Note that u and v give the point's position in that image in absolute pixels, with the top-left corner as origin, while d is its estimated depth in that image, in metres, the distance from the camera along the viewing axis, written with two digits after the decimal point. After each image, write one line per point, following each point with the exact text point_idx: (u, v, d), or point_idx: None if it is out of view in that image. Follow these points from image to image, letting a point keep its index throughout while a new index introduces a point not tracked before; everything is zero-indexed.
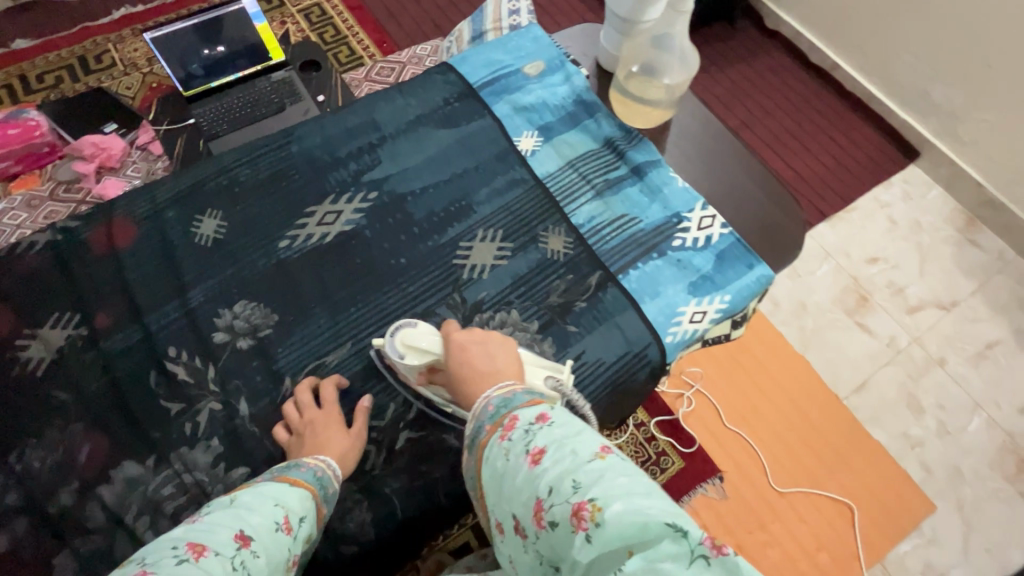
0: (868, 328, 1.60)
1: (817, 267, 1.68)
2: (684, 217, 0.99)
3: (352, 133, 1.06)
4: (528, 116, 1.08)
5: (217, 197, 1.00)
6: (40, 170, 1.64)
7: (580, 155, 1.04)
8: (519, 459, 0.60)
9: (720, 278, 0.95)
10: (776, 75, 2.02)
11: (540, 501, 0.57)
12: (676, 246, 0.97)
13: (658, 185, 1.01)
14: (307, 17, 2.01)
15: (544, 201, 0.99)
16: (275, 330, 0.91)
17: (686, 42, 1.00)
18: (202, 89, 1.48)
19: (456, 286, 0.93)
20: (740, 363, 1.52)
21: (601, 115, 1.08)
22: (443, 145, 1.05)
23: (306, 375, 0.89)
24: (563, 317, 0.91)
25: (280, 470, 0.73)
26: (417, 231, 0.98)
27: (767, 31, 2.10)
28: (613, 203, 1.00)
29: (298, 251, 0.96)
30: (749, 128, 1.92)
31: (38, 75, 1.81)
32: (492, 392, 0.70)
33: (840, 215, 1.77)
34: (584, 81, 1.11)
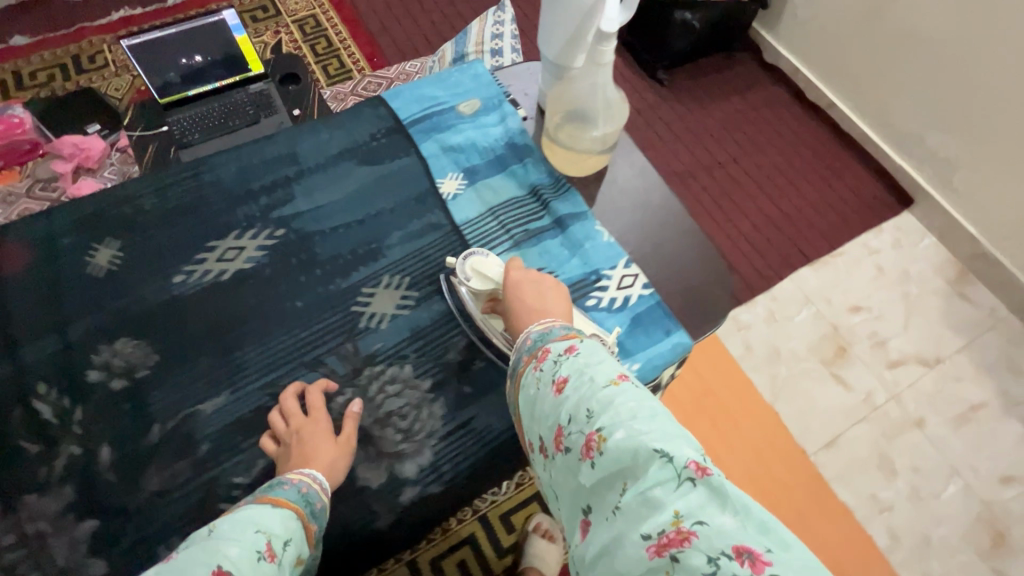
0: (843, 380, 1.53)
1: (795, 313, 1.62)
2: (604, 275, 0.96)
3: (268, 166, 1.05)
4: (455, 157, 1.07)
5: (116, 228, 0.99)
6: (20, 168, 1.64)
7: (503, 203, 1.02)
8: (546, 388, 0.67)
9: (631, 344, 0.91)
10: (770, 109, 1.97)
11: (559, 429, 0.63)
12: (589, 305, 0.94)
13: (580, 238, 0.99)
14: (301, 27, 2.01)
15: (457, 249, 0.99)
16: (153, 370, 0.89)
17: (609, 90, 0.93)
18: (178, 96, 1.47)
19: (351, 334, 0.92)
20: (704, 408, 1.46)
21: (529, 160, 1.06)
22: (360, 186, 1.04)
23: (181, 419, 0.86)
24: (460, 376, 0.91)
25: (263, 489, 0.69)
26: (319, 273, 0.97)
27: (766, 65, 2.06)
28: (530, 254, 0.97)
29: (194, 287, 0.95)
30: (736, 163, 1.87)
31: (32, 72, 1.84)
32: (531, 327, 0.76)
33: (824, 260, 1.71)
34: (520, 123, 1.09)
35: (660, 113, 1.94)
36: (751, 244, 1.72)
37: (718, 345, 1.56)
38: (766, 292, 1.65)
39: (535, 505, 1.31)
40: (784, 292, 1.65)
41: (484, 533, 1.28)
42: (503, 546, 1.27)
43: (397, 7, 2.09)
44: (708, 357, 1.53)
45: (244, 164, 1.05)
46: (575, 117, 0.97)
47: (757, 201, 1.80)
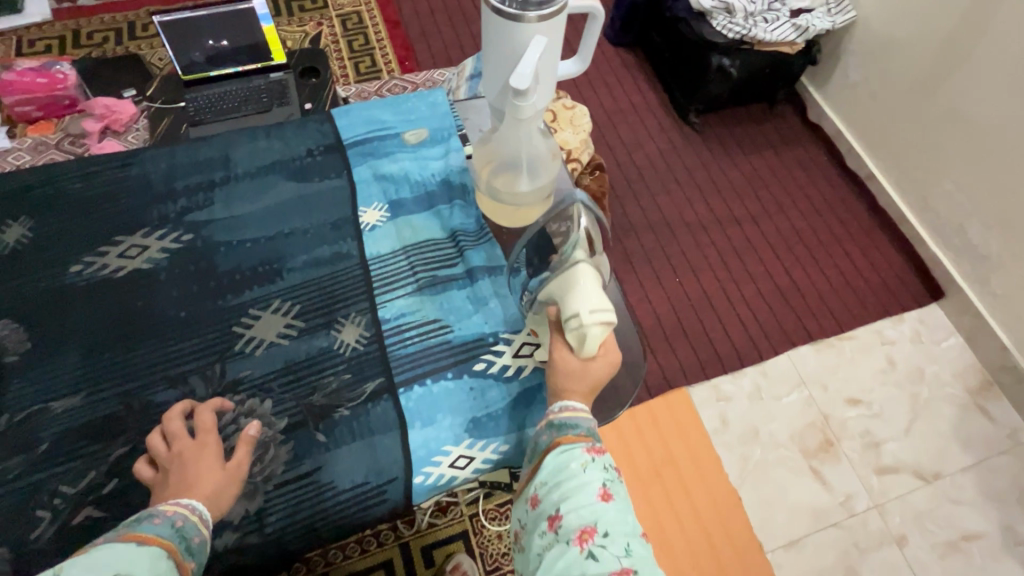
0: (822, 477, 1.41)
1: (784, 394, 1.50)
2: (501, 339, 0.88)
3: (198, 166, 1.02)
4: (385, 186, 1.01)
5: (38, 206, 0.99)
6: (58, 120, 1.73)
7: (418, 242, 0.96)
8: (593, 483, 0.67)
9: (509, 422, 0.83)
10: (804, 171, 1.86)
11: (591, 529, 0.64)
12: (477, 369, 0.86)
13: (487, 294, 0.91)
14: (343, 22, 2.05)
15: (358, 284, 0.93)
16: (20, 358, 0.87)
17: (537, 142, 0.84)
18: (201, 76, 1.53)
19: (223, 355, 0.87)
20: (660, 475, 1.38)
21: (459, 203, 0.99)
22: (278, 202, 1.00)
23: (30, 413, 0.84)
24: (317, 421, 0.83)
25: (129, 524, 0.63)
26: (212, 285, 0.93)
27: (808, 123, 1.94)
28: (429, 303, 0.91)
29: (92, 279, 0.93)
30: (756, 223, 1.76)
31: (89, 33, 1.93)
32: (584, 412, 0.75)
33: (830, 342, 1.58)
34: (462, 161, 1.03)
35: (683, 158, 1.85)
36: (751, 312, 1.61)
37: (691, 413, 1.46)
38: (757, 365, 1.54)
39: (460, 544, 1.26)
40: (778, 368, 1.54)
41: (401, 562, 1.24)
42: None
43: (440, 14, 2.10)
44: (675, 420, 1.45)
45: (207, 158, 1.03)
46: (507, 163, 0.87)
47: (768, 266, 1.69)
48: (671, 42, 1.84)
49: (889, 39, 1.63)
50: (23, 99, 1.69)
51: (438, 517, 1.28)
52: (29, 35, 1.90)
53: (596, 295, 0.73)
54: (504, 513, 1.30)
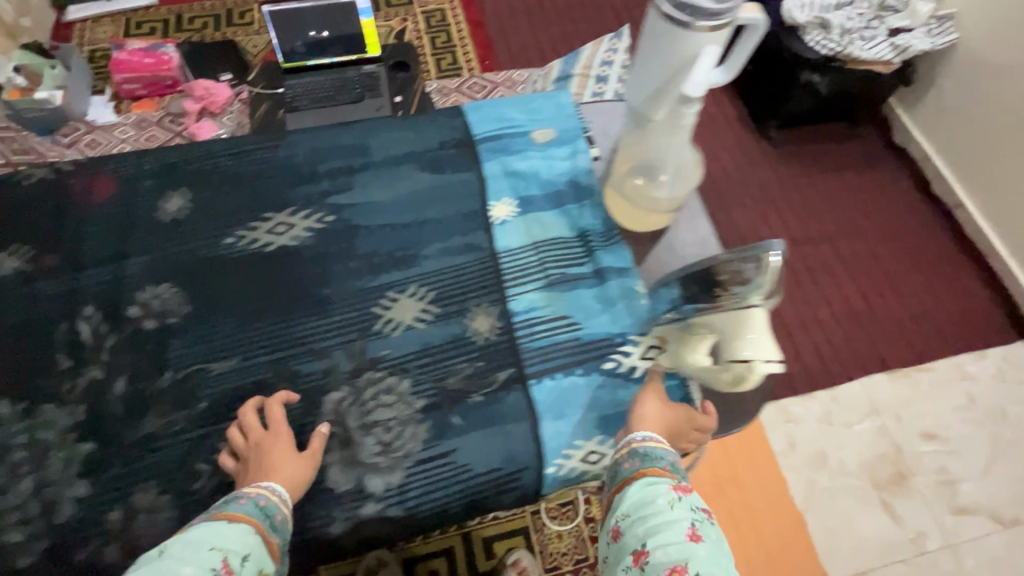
0: (892, 511, 1.37)
1: (856, 421, 1.46)
2: (630, 340, 0.91)
3: (339, 151, 1.06)
4: (514, 184, 1.04)
5: (195, 179, 1.03)
6: (160, 100, 1.83)
7: (548, 240, 0.98)
8: (681, 521, 0.66)
9: None
10: (886, 194, 1.80)
11: (682, 567, 0.61)
12: (607, 367, 0.89)
13: (615, 295, 0.93)
14: (427, 19, 2.10)
15: (490, 276, 0.96)
16: (183, 320, 0.92)
17: (687, 152, 0.84)
18: (300, 65, 1.60)
19: (365, 334, 0.91)
20: (723, 491, 1.36)
21: (587, 204, 1.01)
22: (413, 191, 1.03)
23: (188, 372, 0.89)
24: (452, 405, 0.87)
25: (219, 505, 0.70)
26: (353, 266, 0.96)
27: (892, 146, 1.88)
28: (559, 300, 0.93)
29: (245, 253, 0.97)
30: (831, 244, 1.72)
31: (190, 18, 2.03)
32: (669, 447, 0.77)
33: (906, 372, 1.53)
34: (589, 162, 1.04)
35: (760, 173, 1.82)
36: (823, 334, 1.58)
37: (758, 433, 1.43)
38: (828, 390, 1.50)
39: (520, 540, 1.28)
40: (849, 395, 1.50)
41: (463, 551, 1.26)
42: (478, 571, 1.25)
43: (522, 16, 2.12)
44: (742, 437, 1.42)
45: (343, 145, 1.06)
46: (648, 167, 0.87)
47: (843, 289, 1.65)
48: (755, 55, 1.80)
49: (989, 65, 1.57)
50: (128, 77, 1.78)
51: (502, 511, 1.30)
52: (136, 18, 2.02)
53: (766, 348, 0.75)
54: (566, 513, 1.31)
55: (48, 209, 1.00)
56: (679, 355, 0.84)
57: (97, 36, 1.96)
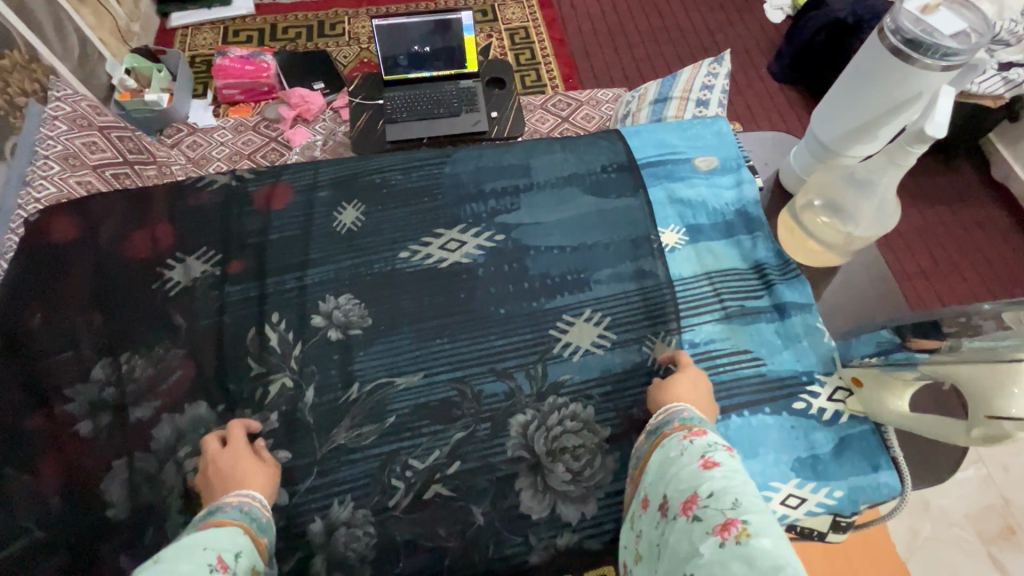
0: (1002, 568, 1.29)
1: (958, 468, 1.39)
2: (816, 379, 0.86)
3: (503, 172, 1.07)
4: (681, 211, 1.02)
5: (365, 193, 1.05)
6: (255, 105, 1.89)
7: (722, 270, 0.96)
8: (692, 458, 0.66)
9: (834, 467, 0.81)
10: (982, 232, 1.74)
11: (693, 497, 0.61)
12: (797, 407, 0.84)
13: (799, 331, 0.89)
14: (512, 36, 2.12)
15: (666, 304, 0.93)
16: (365, 333, 0.91)
17: (892, 199, 0.81)
18: (401, 77, 1.63)
19: (543, 357, 0.88)
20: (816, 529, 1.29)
21: (760, 235, 0.99)
22: (582, 213, 1.02)
23: (375, 386, 0.87)
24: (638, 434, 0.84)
25: (198, 518, 0.64)
26: (526, 287, 0.95)
27: (990, 182, 1.82)
28: (739, 333, 0.90)
29: (419, 270, 0.96)
30: (925, 279, 1.66)
31: (285, 28, 2.10)
32: (682, 407, 0.76)
33: None
34: (754, 191, 1.02)
35: None
36: None
37: None
38: None
39: None
40: None
41: None
42: None
43: (605, 38, 2.14)
44: None
45: (507, 171, 1.07)
46: (839, 205, 0.85)
47: None
48: None
49: None
50: (229, 83, 1.85)
51: None
52: (234, 26, 2.09)
53: None
54: None
55: (212, 215, 1.02)
56: (876, 398, 0.79)
57: (198, 42, 2.04)
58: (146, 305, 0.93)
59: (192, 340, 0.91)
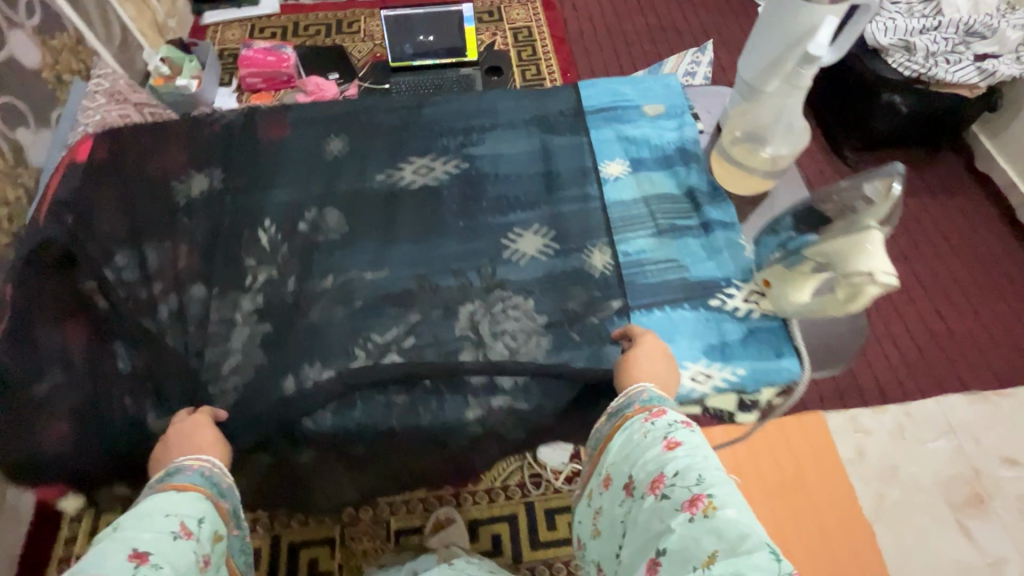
0: (969, 533, 1.31)
1: (930, 439, 1.43)
2: (733, 284, 0.94)
3: (474, 112, 1.16)
4: (627, 146, 1.10)
5: (350, 126, 1.15)
6: (275, 93, 2.03)
7: (658, 194, 1.04)
8: (656, 440, 0.69)
9: (740, 352, 0.88)
10: (969, 220, 1.77)
11: (661, 476, 0.65)
12: (712, 304, 0.92)
13: (721, 244, 0.97)
14: (515, 35, 2.26)
15: (603, 222, 1.02)
16: (342, 237, 1.02)
17: (796, 119, 0.95)
18: (406, 64, 1.76)
19: (494, 260, 0.98)
20: (788, 489, 1.35)
21: (695, 166, 1.06)
22: (537, 147, 1.11)
23: (346, 279, 0.97)
24: (571, 323, 0.92)
25: (162, 477, 0.70)
26: (483, 205, 1.04)
27: (974, 171, 1.86)
28: (667, 245, 0.99)
29: (391, 184, 1.08)
30: (908, 263, 1.70)
31: (306, 26, 2.28)
32: (645, 386, 0.77)
33: (985, 394, 1.49)
34: (694, 134, 1.10)
35: None
36: (898, 350, 1.56)
37: (825, 441, 1.42)
38: (900, 404, 1.48)
39: None
40: (923, 412, 1.46)
41: (525, 519, 1.31)
42: (540, 541, 1.28)
43: (603, 37, 2.27)
44: (810, 444, 1.41)
45: (478, 112, 1.16)
46: (759, 135, 0.97)
47: (921, 308, 1.63)
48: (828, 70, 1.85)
49: None
50: (253, 72, 2.00)
51: (565, 484, 1.34)
52: (260, 24, 2.28)
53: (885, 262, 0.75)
54: None
55: (209, 140, 1.13)
56: (781, 294, 0.86)
57: (227, 38, 2.23)
58: (156, 208, 1.04)
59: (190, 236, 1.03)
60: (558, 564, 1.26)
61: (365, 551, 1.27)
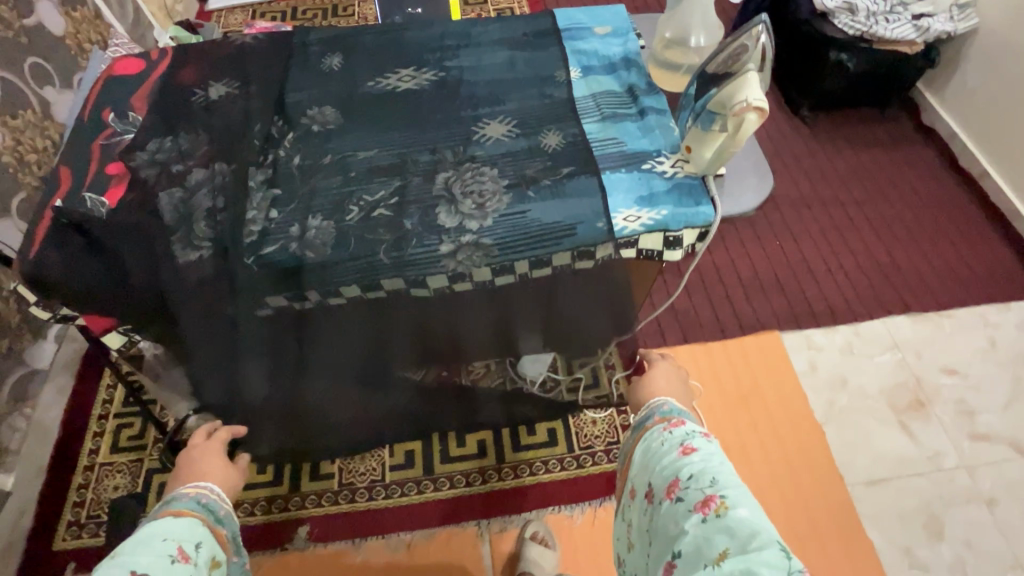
0: (911, 433, 1.45)
1: (876, 353, 1.57)
2: (663, 155, 0.86)
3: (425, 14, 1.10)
4: (566, 38, 1.02)
5: None
6: None
7: (601, 82, 0.96)
8: (673, 446, 0.75)
9: (667, 200, 0.82)
10: (913, 168, 1.93)
11: (676, 481, 0.71)
12: (645, 166, 0.85)
13: (654, 124, 0.89)
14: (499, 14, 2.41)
15: (554, 105, 0.93)
16: None
17: (712, 13, 0.95)
18: None
19: None
20: (746, 399, 1.49)
21: (633, 53, 0.99)
22: (508, 58, 0.99)
23: None
24: (528, 184, 0.84)
25: (160, 504, 0.75)
26: (431, 84, 0.96)
27: (921, 125, 2.03)
28: (608, 128, 0.89)
29: (380, 91, 0.95)
30: (859, 207, 1.85)
31: (304, 10, 2.45)
32: (663, 401, 0.85)
33: (927, 315, 1.63)
34: (638, 48, 1.00)
35: (792, 144, 1.98)
36: (848, 281, 1.70)
37: (782, 356, 1.56)
38: (850, 324, 1.62)
39: (558, 422, 1.45)
40: (871, 331, 1.61)
41: (508, 427, 1.44)
42: (521, 444, 1.42)
43: None
44: (765, 356, 1.56)
45: (455, 29, 1.04)
46: (684, 34, 0.95)
47: (870, 246, 1.77)
48: (783, 28, 1.99)
49: (1009, 43, 1.72)
50: None
51: (542, 391, 1.47)
52: (261, 9, 2.45)
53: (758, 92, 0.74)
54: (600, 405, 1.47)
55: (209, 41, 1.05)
56: (700, 150, 0.81)
57: (231, 22, 2.40)
58: None
59: (196, 115, 0.91)
60: (537, 463, 1.40)
61: (362, 455, 1.41)
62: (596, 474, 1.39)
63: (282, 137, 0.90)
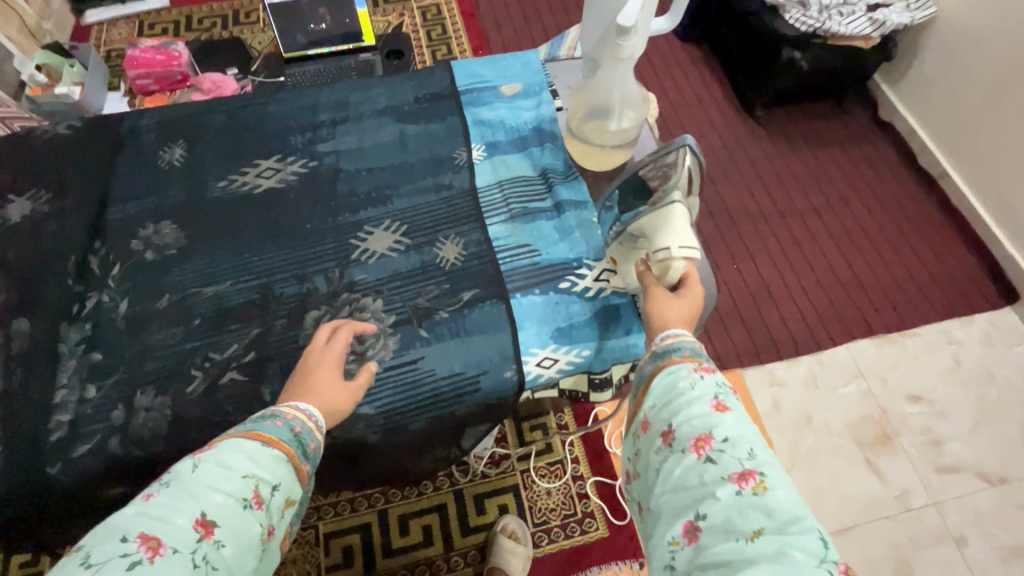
0: (878, 470, 1.39)
1: (841, 385, 1.49)
2: (586, 264, 0.90)
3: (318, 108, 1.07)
4: (479, 126, 1.04)
5: (185, 132, 1.04)
6: (170, 92, 1.85)
7: (512, 178, 0.99)
8: (705, 395, 0.61)
9: (588, 331, 0.86)
10: (873, 168, 1.82)
11: (707, 437, 0.58)
12: (563, 287, 0.88)
13: (573, 224, 0.93)
14: (424, 13, 2.12)
15: (459, 210, 0.95)
16: (179, 253, 0.93)
17: (632, 86, 0.89)
18: (300, 54, 1.63)
19: (342, 263, 0.91)
20: None
21: (549, 146, 1.01)
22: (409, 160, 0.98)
23: (185, 295, 0.90)
24: (421, 319, 0.86)
25: (254, 419, 0.65)
26: (332, 204, 0.97)
27: (878, 121, 1.91)
28: (521, 230, 0.93)
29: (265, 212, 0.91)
30: (818, 216, 1.74)
31: (200, 18, 2.14)
32: (688, 334, 0.69)
33: (892, 337, 1.55)
34: (553, 111, 1.05)
35: (747, 149, 1.84)
36: (809, 302, 1.60)
37: (744, 396, 1.47)
38: (814, 354, 1.53)
39: (510, 497, 1.33)
40: (834, 359, 1.52)
41: (455, 507, 1.32)
42: (470, 526, 1.30)
43: (514, 8, 2.15)
44: None
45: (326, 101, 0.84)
46: (604, 111, 0.91)
47: (830, 259, 1.67)
48: (736, 24, 1.82)
49: (970, 33, 1.59)
50: (142, 73, 1.82)
51: (488, 467, 1.36)
52: (149, 19, 2.13)
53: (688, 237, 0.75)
54: (553, 471, 1.35)
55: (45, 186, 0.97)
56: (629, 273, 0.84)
57: (113, 38, 2.08)
58: None
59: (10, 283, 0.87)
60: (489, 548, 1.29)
61: (293, 559, 1.26)
62: (553, 552, 1.28)
63: (107, 273, 0.92)
